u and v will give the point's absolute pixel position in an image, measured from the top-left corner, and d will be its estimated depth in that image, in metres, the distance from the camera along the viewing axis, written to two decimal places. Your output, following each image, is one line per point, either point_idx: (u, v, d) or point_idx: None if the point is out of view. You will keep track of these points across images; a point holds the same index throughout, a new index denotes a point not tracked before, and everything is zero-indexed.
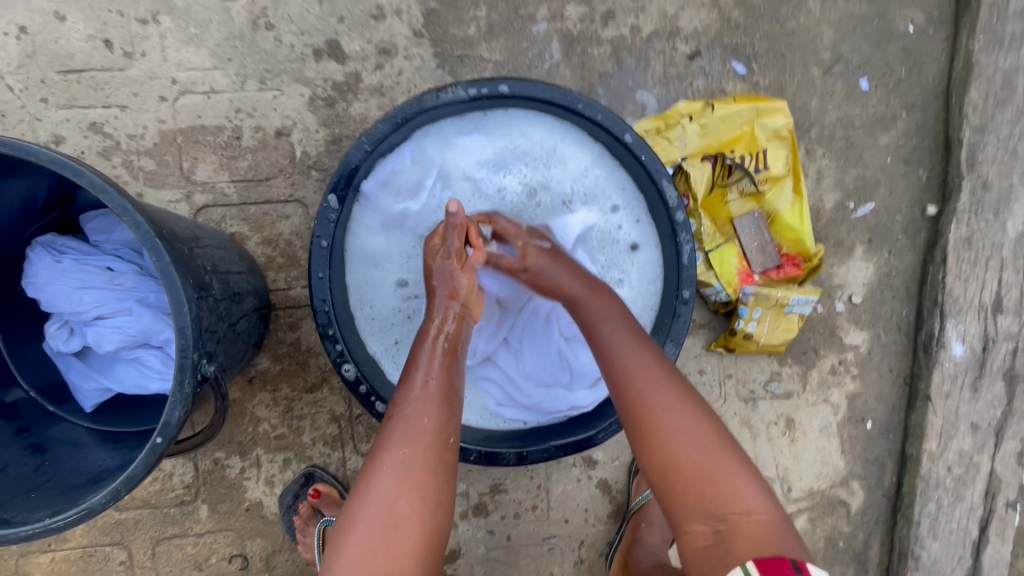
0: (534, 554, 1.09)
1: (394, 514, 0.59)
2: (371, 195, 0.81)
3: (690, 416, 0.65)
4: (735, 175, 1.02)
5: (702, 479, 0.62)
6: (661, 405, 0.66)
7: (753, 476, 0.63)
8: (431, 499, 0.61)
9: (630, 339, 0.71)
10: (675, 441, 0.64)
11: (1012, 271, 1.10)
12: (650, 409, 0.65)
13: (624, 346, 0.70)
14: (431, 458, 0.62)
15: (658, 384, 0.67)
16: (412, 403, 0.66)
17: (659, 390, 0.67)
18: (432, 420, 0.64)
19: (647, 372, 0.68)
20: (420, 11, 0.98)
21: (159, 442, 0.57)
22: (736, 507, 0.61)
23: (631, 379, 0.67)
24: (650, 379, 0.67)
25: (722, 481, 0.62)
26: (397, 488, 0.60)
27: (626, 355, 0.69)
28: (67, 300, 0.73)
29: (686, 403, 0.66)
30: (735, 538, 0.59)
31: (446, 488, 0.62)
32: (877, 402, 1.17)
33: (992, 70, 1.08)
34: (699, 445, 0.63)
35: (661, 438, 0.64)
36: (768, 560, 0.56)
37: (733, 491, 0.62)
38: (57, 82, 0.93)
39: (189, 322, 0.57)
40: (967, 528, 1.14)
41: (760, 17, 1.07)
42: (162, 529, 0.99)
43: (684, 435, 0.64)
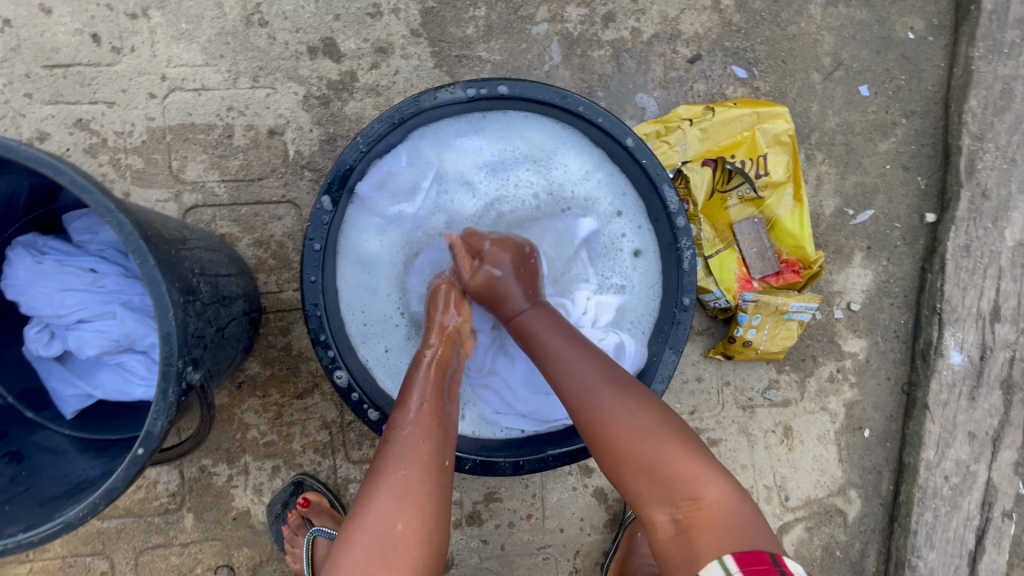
0: (529, 564, 1.07)
1: (391, 534, 0.56)
2: (366, 196, 0.79)
3: (635, 409, 0.65)
4: (735, 180, 1.00)
5: (652, 467, 0.62)
6: (606, 405, 0.65)
7: (707, 463, 0.62)
8: (427, 521, 0.58)
9: (565, 342, 0.70)
10: (622, 434, 0.63)
11: (1010, 279, 1.09)
12: (598, 407, 0.65)
13: (562, 349, 0.70)
14: (428, 480, 0.61)
15: (591, 386, 0.66)
16: (410, 423, 0.64)
17: (599, 390, 0.66)
18: (429, 443, 0.63)
19: (580, 370, 0.67)
20: (418, 10, 0.96)
21: (141, 453, 0.55)
22: (689, 494, 0.60)
23: (572, 381, 0.67)
24: (595, 379, 0.67)
25: (671, 467, 0.61)
26: (396, 507, 0.58)
27: (564, 359, 0.69)
28: (48, 303, 0.70)
29: (628, 398, 0.65)
30: (695, 530, 0.58)
31: (443, 512, 0.61)
32: (874, 410, 1.16)
33: (992, 78, 1.07)
34: (642, 431, 0.63)
35: (608, 433, 0.64)
36: (747, 554, 0.54)
37: (687, 479, 0.60)
38: (42, 77, 0.90)
39: (174, 328, 0.54)
40: (963, 538, 1.14)
41: (761, 21, 1.06)
42: (146, 538, 0.96)
43: (632, 429, 0.63)
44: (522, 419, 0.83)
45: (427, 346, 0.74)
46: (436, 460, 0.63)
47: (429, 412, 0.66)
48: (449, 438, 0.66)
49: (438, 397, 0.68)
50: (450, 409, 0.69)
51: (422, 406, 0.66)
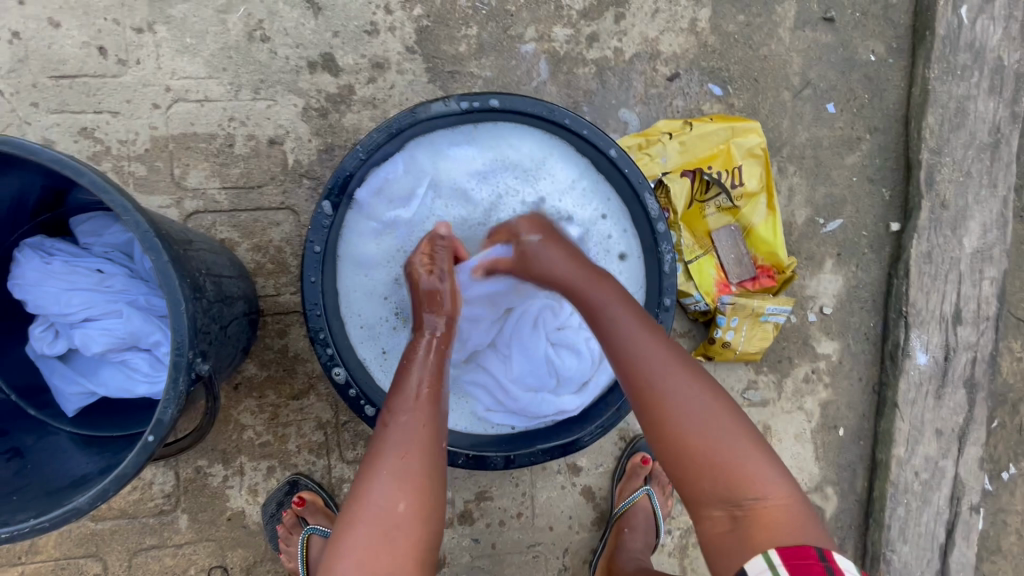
0: (519, 562, 1.09)
1: (389, 516, 0.60)
2: (364, 202, 0.83)
3: (708, 403, 0.66)
4: (713, 190, 1.07)
5: (717, 464, 0.63)
6: (676, 393, 0.66)
7: (770, 460, 0.65)
8: (427, 504, 0.62)
9: (638, 322, 0.71)
10: (693, 426, 0.64)
11: (970, 284, 1.17)
12: (668, 399, 0.66)
13: (639, 340, 0.69)
14: (422, 462, 0.63)
15: (667, 367, 0.68)
16: (405, 408, 0.67)
17: (675, 379, 0.67)
18: (426, 427, 0.66)
19: (657, 353, 0.68)
20: (413, 28, 1.02)
21: (150, 440, 0.57)
22: (752, 493, 0.62)
23: (647, 368, 0.67)
24: (666, 363, 0.68)
25: (739, 464, 0.63)
26: (393, 490, 0.61)
27: (642, 343, 0.69)
28: (55, 302, 0.73)
29: (700, 390, 0.67)
30: (754, 527, 0.61)
31: (441, 494, 0.64)
32: (848, 409, 1.22)
33: (947, 97, 1.15)
34: (714, 421, 0.65)
35: (680, 418, 0.65)
36: (791, 549, 0.58)
37: (751, 477, 0.63)
38: (48, 87, 0.93)
39: (185, 321, 0.58)
40: (934, 532, 1.19)
41: (734, 43, 1.14)
42: (140, 539, 0.97)
43: (702, 423, 0.65)
44: (509, 414, 0.87)
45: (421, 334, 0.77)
46: (435, 444, 0.66)
47: (427, 400, 0.69)
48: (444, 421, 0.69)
49: (437, 383, 0.72)
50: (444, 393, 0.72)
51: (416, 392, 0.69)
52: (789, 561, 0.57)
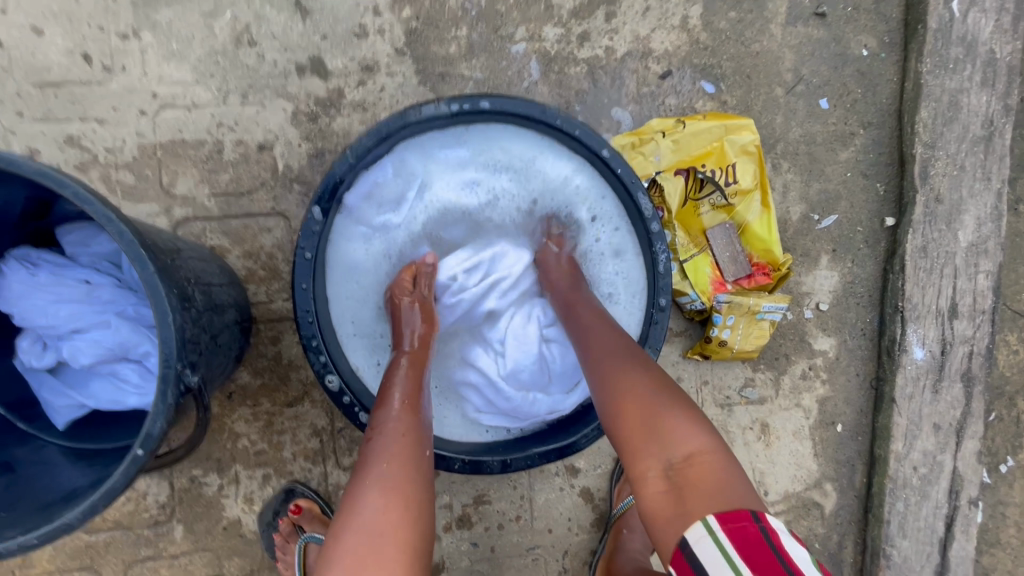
0: (519, 565, 1.09)
1: (374, 517, 0.59)
2: (354, 207, 0.82)
3: (647, 379, 0.69)
4: (707, 188, 1.06)
5: (654, 431, 0.64)
6: (621, 372, 0.70)
7: (700, 420, 0.65)
8: (412, 507, 0.61)
9: (598, 320, 0.78)
10: (632, 398, 0.67)
11: (965, 278, 1.16)
12: (616, 379, 0.70)
13: (593, 333, 0.77)
14: (408, 467, 0.63)
15: (613, 353, 0.73)
16: (392, 413, 0.68)
17: (620, 360, 0.72)
18: (407, 433, 0.66)
19: (607, 341, 0.75)
20: (403, 30, 1.01)
21: (140, 454, 0.57)
22: (685, 453, 0.62)
23: (597, 355, 0.74)
24: (613, 349, 0.73)
25: (672, 430, 0.64)
26: (382, 495, 0.61)
27: (593, 336, 0.77)
28: (42, 315, 0.72)
29: (642, 369, 0.70)
30: (687, 488, 0.60)
31: (426, 497, 0.63)
32: (845, 405, 1.21)
33: (940, 91, 1.15)
34: (654, 392, 0.67)
35: (620, 393, 0.68)
36: (728, 511, 0.57)
37: (681, 438, 0.63)
38: (33, 95, 0.92)
39: (172, 332, 0.57)
40: (933, 526, 1.20)
41: (726, 40, 1.13)
42: (136, 550, 0.96)
43: (644, 394, 0.67)
44: (502, 416, 0.88)
45: (400, 351, 0.78)
46: (419, 451, 0.66)
47: (408, 408, 0.69)
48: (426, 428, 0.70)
49: (416, 394, 0.72)
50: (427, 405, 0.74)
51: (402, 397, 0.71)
52: (727, 523, 0.56)
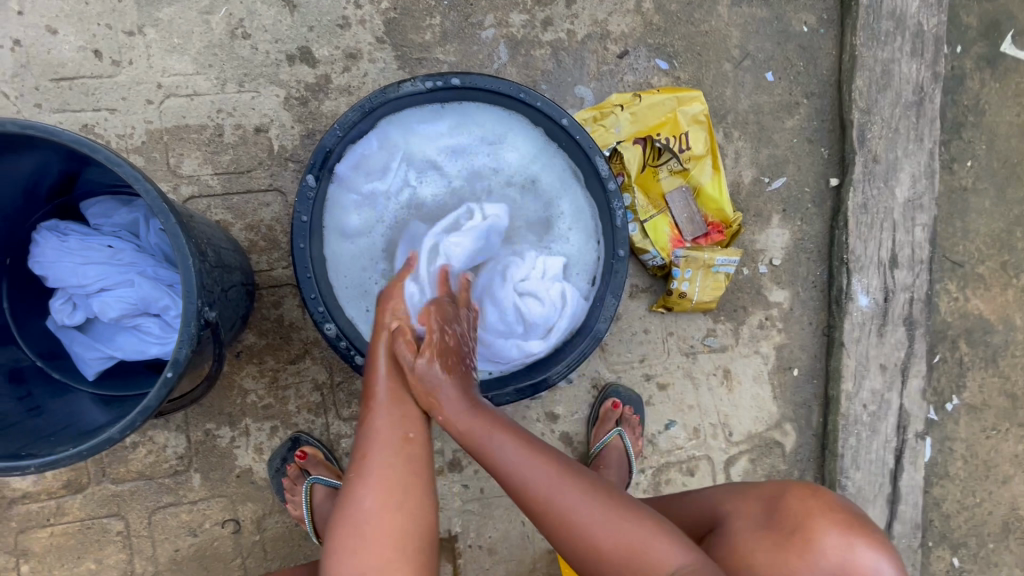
0: (506, 504, 1.20)
1: (371, 520, 0.71)
2: (344, 175, 0.93)
3: (593, 498, 0.76)
4: (664, 156, 1.17)
5: (629, 556, 0.73)
6: (570, 501, 0.75)
7: (668, 535, 0.74)
8: (397, 496, 0.73)
9: (525, 450, 0.78)
10: (598, 527, 0.74)
11: (904, 231, 1.28)
12: (564, 506, 0.75)
13: (524, 468, 0.76)
14: (394, 458, 0.75)
15: (557, 489, 0.76)
16: (382, 410, 0.80)
17: (564, 489, 0.76)
18: (389, 425, 0.79)
19: (545, 474, 0.76)
20: (382, 20, 1.11)
21: (170, 376, 0.67)
22: (665, 567, 0.72)
23: (536, 493, 0.76)
24: (553, 482, 0.76)
25: (644, 546, 0.73)
26: (373, 493, 0.72)
27: (524, 470, 0.77)
28: (73, 275, 0.82)
29: (585, 489, 0.76)
30: None
31: (411, 479, 0.75)
32: (800, 351, 1.33)
33: (873, 61, 1.26)
34: (618, 525, 0.74)
35: (585, 531, 0.74)
36: None
37: (654, 556, 0.72)
38: (50, 89, 1.02)
39: (193, 272, 0.67)
40: (884, 459, 1.32)
41: (677, 21, 1.24)
42: (158, 498, 1.06)
43: (603, 518, 0.75)
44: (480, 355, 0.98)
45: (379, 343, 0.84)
46: (397, 436, 0.78)
47: (387, 399, 0.81)
48: (412, 414, 0.81)
49: (397, 383, 0.82)
50: (409, 388, 0.83)
51: (386, 395, 0.81)
52: None
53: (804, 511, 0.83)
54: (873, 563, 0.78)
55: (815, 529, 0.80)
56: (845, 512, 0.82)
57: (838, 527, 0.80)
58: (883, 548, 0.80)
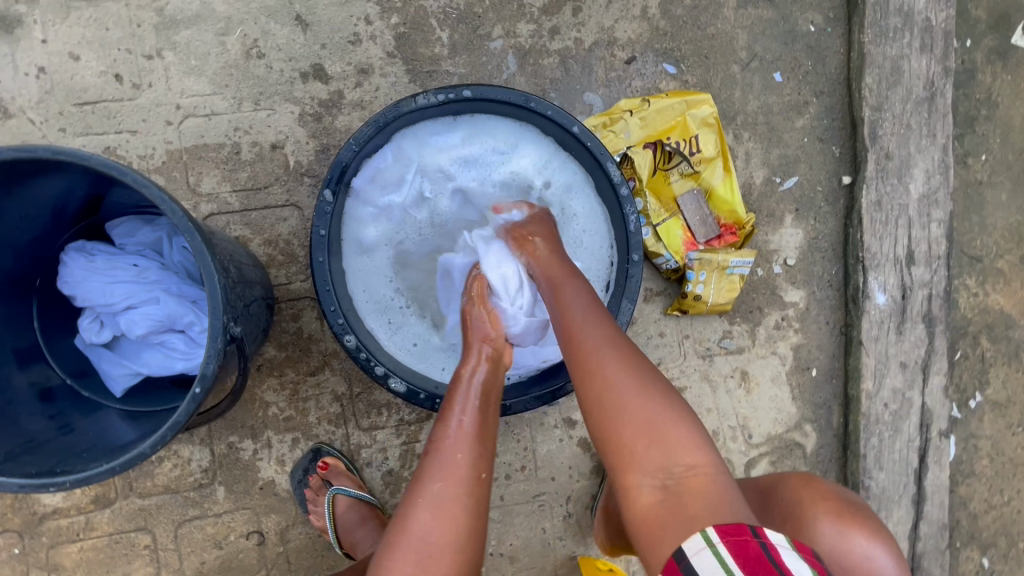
0: (526, 511, 1.20)
1: (428, 538, 0.70)
2: (360, 189, 0.94)
3: (638, 376, 0.71)
4: (675, 159, 1.18)
5: (651, 432, 0.68)
6: (611, 363, 0.72)
7: (700, 435, 0.69)
8: (462, 532, 0.71)
9: (591, 308, 0.78)
10: (629, 396, 0.70)
11: (919, 227, 1.27)
12: (603, 365, 0.72)
13: (584, 321, 0.76)
14: (461, 490, 0.73)
15: (606, 347, 0.74)
16: (453, 437, 0.77)
17: (607, 351, 0.73)
18: (465, 457, 0.75)
19: (598, 331, 0.75)
20: (392, 35, 1.13)
21: (198, 392, 0.68)
22: (684, 463, 0.66)
23: (583, 340, 0.75)
24: (603, 341, 0.74)
25: (668, 431, 0.68)
26: (435, 519, 0.71)
27: (581, 318, 0.77)
28: (101, 295, 0.84)
29: (631, 359, 0.73)
30: (685, 499, 0.64)
31: (476, 518, 0.73)
32: (818, 351, 1.32)
33: (882, 58, 1.26)
34: (654, 400, 0.69)
35: (615, 393, 0.70)
36: (729, 526, 0.60)
37: (678, 445, 0.67)
38: (73, 113, 1.05)
39: (218, 289, 0.69)
40: (908, 458, 1.30)
41: (683, 25, 1.25)
42: (184, 511, 1.08)
43: (638, 388, 0.70)
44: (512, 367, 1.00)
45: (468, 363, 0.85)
46: (470, 469, 0.75)
47: (466, 429, 0.78)
48: (485, 452, 0.77)
49: (477, 415, 0.80)
50: (489, 421, 0.81)
51: (466, 424, 0.78)
52: (727, 536, 0.59)
53: (798, 499, 0.81)
54: (870, 551, 0.75)
55: (808, 515, 0.78)
56: (837, 500, 0.81)
57: (832, 514, 0.78)
58: (883, 541, 0.77)
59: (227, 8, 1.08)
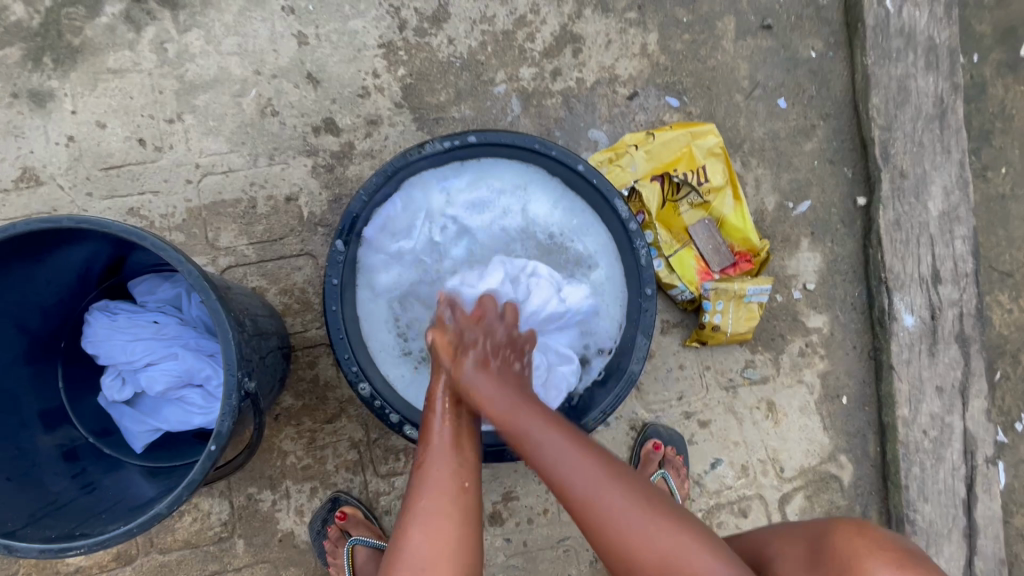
0: (551, 557, 1.16)
1: (421, 554, 0.70)
2: (372, 238, 0.97)
3: (643, 506, 0.73)
4: (683, 190, 1.18)
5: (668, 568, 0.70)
6: (616, 503, 0.73)
7: (721, 556, 0.71)
8: (451, 542, 0.71)
9: (576, 448, 0.76)
10: (627, 536, 0.71)
11: (943, 245, 1.24)
12: (592, 514, 0.72)
13: (573, 466, 0.74)
14: (447, 501, 0.74)
15: (604, 485, 0.73)
16: (434, 452, 0.79)
17: (609, 493, 0.73)
18: (446, 471, 0.77)
19: (591, 477, 0.74)
20: (399, 86, 1.17)
21: (214, 449, 0.69)
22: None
23: (581, 491, 0.73)
24: (599, 481, 0.74)
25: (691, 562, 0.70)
26: (426, 536, 0.71)
27: (573, 459, 0.75)
28: (122, 352, 0.86)
29: (638, 497, 0.73)
30: None
31: (468, 524, 0.74)
32: (847, 377, 1.28)
33: (887, 78, 1.25)
34: (676, 530, 0.72)
35: (626, 536, 0.71)
36: None
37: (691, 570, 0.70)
38: (100, 177, 1.10)
39: (233, 346, 0.70)
40: (954, 488, 1.23)
41: (684, 59, 1.26)
42: (204, 566, 1.07)
43: (635, 526, 0.71)
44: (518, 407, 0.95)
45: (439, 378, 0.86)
46: (450, 480, 0.76)
47: (446, 442, 0.80)
48: (466, 459, 0.79)
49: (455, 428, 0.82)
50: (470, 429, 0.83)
51: (442, 439, 0.80)
52: None
53: (851, 549, 0.75)
54: None
55: (863, 567, 0.72)
56: (896, 550, 0.74)
57: (892, 563, 0.72)
58: None
59: (243, 71, 1.14)
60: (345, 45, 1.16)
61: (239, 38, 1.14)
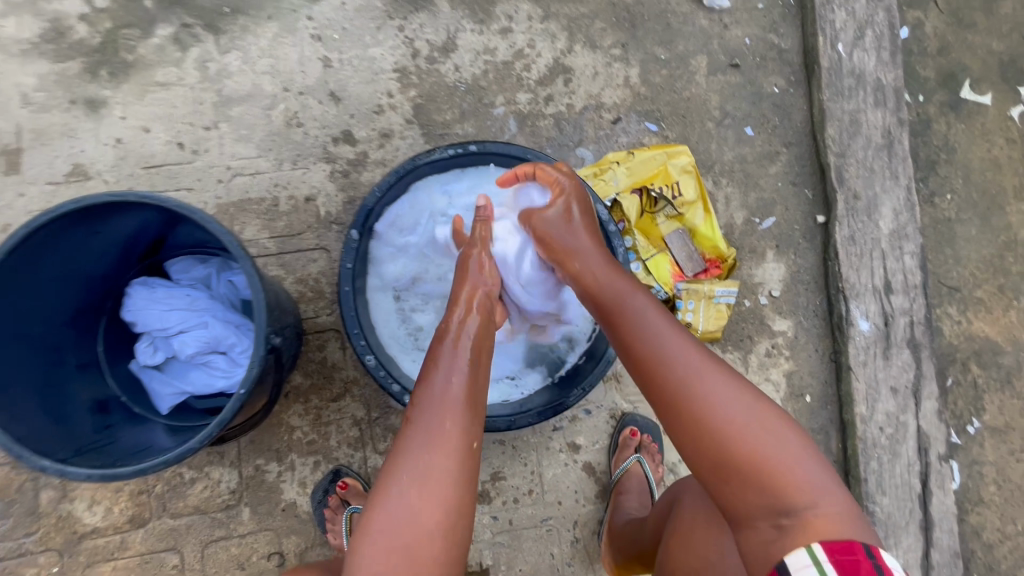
0: (535, 536, 1.24)
1: (415, 513, 0.73)
2: (381, 232, 1.10)
3: (741, 404, 0.74)
4: (660, 204, 1.33)
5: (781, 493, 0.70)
6: (710, 392, 0.75)
7: (822, 471, 0.71)
8: (450, 501, 0.75)
9: (678, 336, 0.81)
10: (738, 431, 0.72)
11: (893, 259, 1.38)
12: (702, 394, 0.75)
13: (673, 349, 0.80)
14: (450, 465, 0.77)
15: (703, 376, 0.77)
16: (438, 410, 0.80)
17: (708, 384, 0.76)
18: (456, 434, 0.79)
19: (692, 365, 0.78)
20: (411, 105, 1.33)
21: (243, 392, 0.80)
22: (803, 502, 0.69)
23: (677, 372, 0.77)
24: (698, 372, 0.77)
25: (784, 467, 0.70)
26: (416, 492, 0.74)
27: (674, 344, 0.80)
28: (158, 320, 0.98)
29: (739, 398, 0.75)
30: (805, 533, 0.67)
31: (465, 494, 0.77)
32: (810, 378, 1.39)
33: (840, 112, 1.42)
34: (775, 435, 0.72)
35: (722, 425, 0.73)
36: (838, 546, 0.65)
37: (798, 486, 0.70)
38: (142, 175, 1.24)
39: (264, 304, 0.82)
40: (910, 483, 1.33)
41: (662, 90, 1.43)
42: (211, 532, 1.15)
43: (749, 423, 0.73)
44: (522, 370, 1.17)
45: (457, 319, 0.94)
46: (453, 443, 0.78)
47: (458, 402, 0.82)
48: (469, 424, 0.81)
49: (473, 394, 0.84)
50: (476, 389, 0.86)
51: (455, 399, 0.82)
52: (835, 555, 0.64)
53: None
54: None
55: None
56: None
57: None
58: None
59: (274, 87, 1.29)
60: (364, 68, 1.32)
61: (272, 60, 1.30)
